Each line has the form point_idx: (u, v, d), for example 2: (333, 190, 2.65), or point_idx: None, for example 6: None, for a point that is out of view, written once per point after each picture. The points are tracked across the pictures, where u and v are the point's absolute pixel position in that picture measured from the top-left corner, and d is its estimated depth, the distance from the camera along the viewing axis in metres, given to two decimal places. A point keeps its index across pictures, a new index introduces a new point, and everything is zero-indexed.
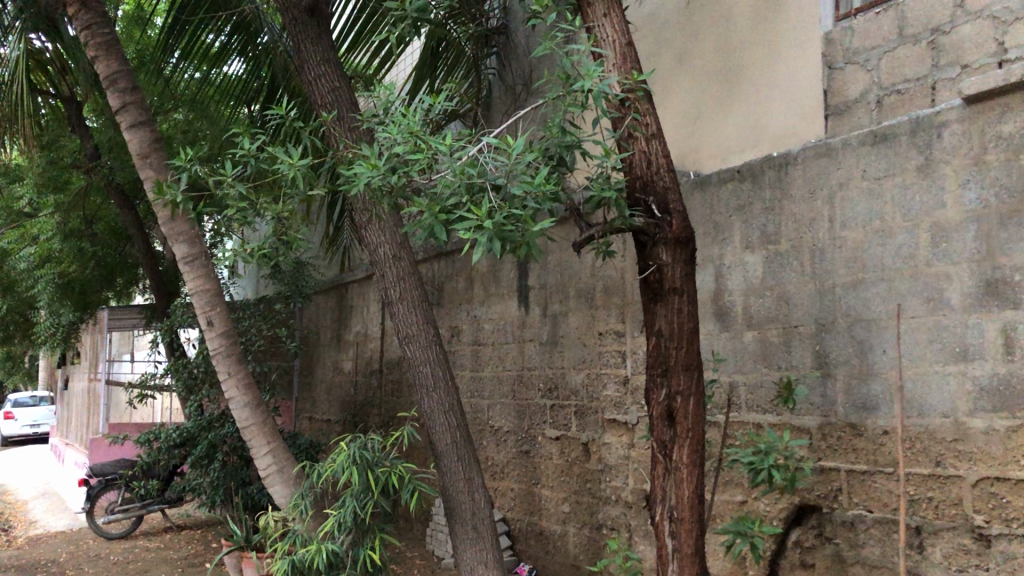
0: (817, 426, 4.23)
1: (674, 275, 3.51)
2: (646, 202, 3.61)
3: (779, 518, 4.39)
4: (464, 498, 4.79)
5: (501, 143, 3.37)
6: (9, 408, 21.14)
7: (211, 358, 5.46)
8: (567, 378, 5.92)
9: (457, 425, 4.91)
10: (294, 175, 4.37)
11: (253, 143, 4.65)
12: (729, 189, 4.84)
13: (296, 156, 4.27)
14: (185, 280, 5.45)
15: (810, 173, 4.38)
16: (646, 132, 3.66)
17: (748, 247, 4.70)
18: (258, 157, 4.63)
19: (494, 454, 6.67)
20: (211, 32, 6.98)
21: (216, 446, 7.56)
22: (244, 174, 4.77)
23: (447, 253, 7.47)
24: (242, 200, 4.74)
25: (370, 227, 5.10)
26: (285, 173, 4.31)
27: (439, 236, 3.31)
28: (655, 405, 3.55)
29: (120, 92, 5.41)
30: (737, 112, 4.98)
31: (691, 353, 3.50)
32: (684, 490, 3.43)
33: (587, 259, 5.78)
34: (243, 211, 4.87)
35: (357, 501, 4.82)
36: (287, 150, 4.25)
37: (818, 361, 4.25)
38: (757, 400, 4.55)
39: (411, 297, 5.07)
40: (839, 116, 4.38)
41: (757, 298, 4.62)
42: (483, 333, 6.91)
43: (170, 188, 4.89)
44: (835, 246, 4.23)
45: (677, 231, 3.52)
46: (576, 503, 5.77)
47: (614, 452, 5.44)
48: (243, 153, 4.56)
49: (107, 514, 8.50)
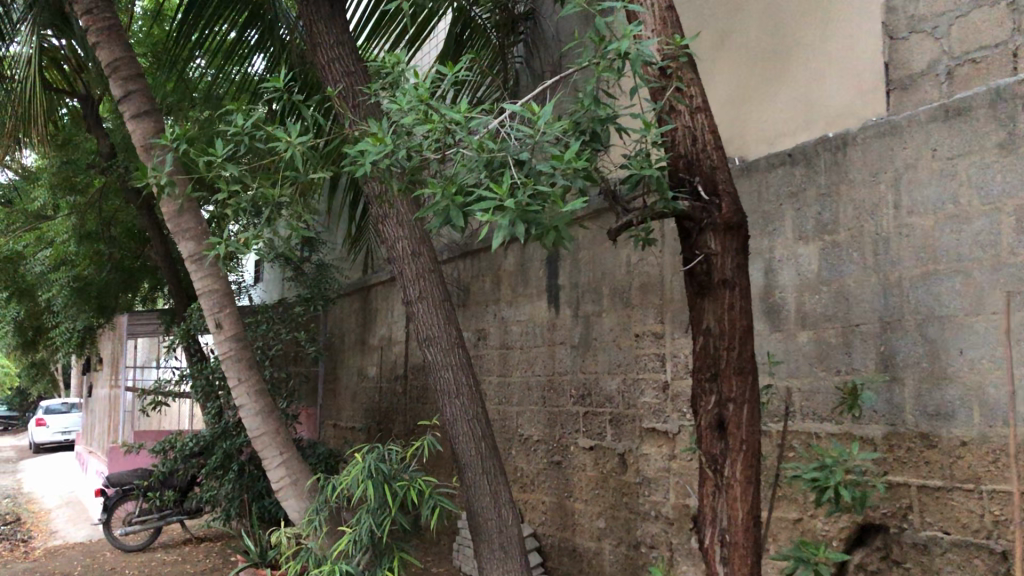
0: (882, 436, 3.77)
1: (724, 265, 3.09)
2: (692, 183, 3.19)
3: (840, 539, 3.94)
4: (490, 514, 4.38)
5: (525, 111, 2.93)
6: (42, 415, 21.08)
7: (221, 362, 5.09)
8: (600, 384, 5.51)
9: (481, 434, 4.50)
10: (293, 155, 3.96)
11: (248, 119, 4.25)
12: (780, 175, 4.40)
13: (296, 133, 3.87)
14: (193, 278, 5.11)
15: (874, 154, 3.93)
16: (690, 105, 3.25)
17: (801, 238, 4.26)
18: (252, 135, 4.26)
19: (523, 465, 6.26)
20: (222, 26, 6.54)
21: (232, 456, 7.25)
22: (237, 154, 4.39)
23: (473, 252, 7.08)
24: (236, 183, 4.33)
25: (387, 221, 4.72)
26: (284, 153, 3.90)
27: (457, 221, 2.91)
28: (703, 414, 3.13)
29: (123, 80, 5.10)
30: (787, 90, 4.52)
31: (744, 355, 3.06)
32: (738, 511, 3.00)
33: (623, 254, 5.36)
34: (236, 193, 4.48)
35: (374, 519, 4.43)
36: (285, 127, 3.86)
37: (882, 363, 3.81)
38: (814, 407, 4.09)
39: (431, 296, 4.67)
40: (901, 92, 3.92)
41: (812, 294, 4.18)
42: (511, 336, 6.51)
43: (157, 172, 4.58)
44: (901, 235, 3.79)
45: (726, 215, 3.11)
46: (612, 518, 5.34)
47: (653, 464, 5.03)
48: (235, 130, 4.19)
49: (125, 526, 8.14)
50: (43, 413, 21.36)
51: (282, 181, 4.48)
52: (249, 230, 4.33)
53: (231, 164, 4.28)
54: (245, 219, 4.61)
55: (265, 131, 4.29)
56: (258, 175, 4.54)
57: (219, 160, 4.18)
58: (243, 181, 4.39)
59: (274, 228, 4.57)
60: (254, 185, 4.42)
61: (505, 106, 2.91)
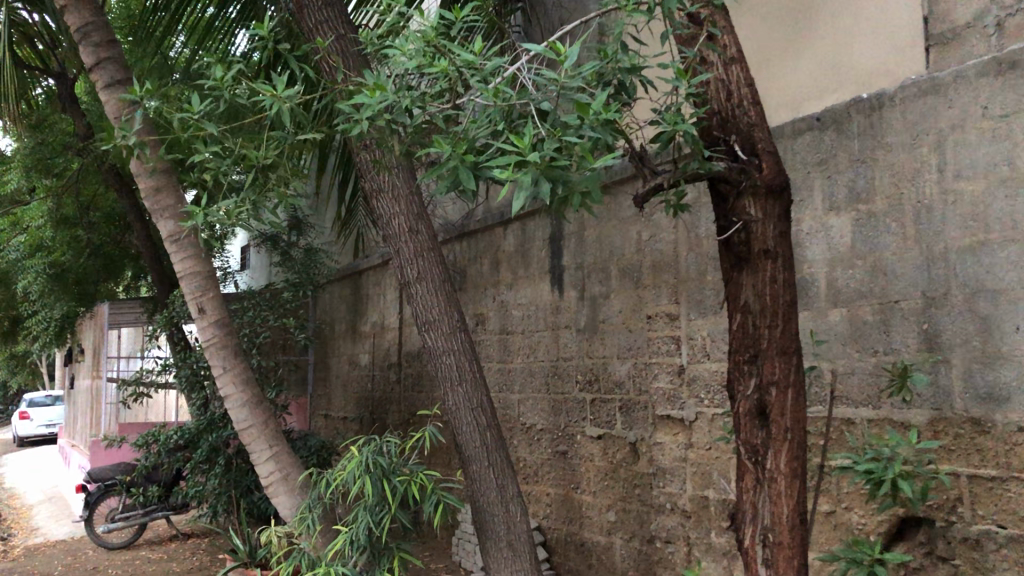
0: (927, 422, 3.44)
1: (765, 232, 2.75)
2: (727, 141, 2.88)
3: (877, 533, 3.63)
4: (496, 511, 4.05)
5: (549, 51, 2.60)
6: (26, 409, 20.65)
7: (205, 351, 4.73)
8: (609, 369, 5.19)
9: (486, 423, 4.17)
10: (279, 112, 3.57)
11: (227, 72, 3.85)
12: (807, 140, 4.07)
13: (282, 87, 3.49)
14: (172, 259, 4.75)
15: (915, 115, 3.60)
16: (724, 55, 2.94)
17: (832, 209, 3.94)
18: (232, 90, 3.87)
19: (526, 456, 5.94)
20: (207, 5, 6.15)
21: (218, 449, 6.89)
22: (216, 112, 4.04)
23: (470, 233, 6.74)
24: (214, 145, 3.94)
25: (382, 195, 4.37)
26: (269, 110, 3.52)
27: (468, 183, 2.60)
28: (741, 400, 2.80)
29: (94, 47, 4.72)
30: (816, 48, 4.17)
31: (788, 334, 2.73)
32: (782, 507, 2.68)
33: (632, 231, 5.04)
34: (215, 157, 4.15)
35: (371, 517, 4.08)
36: (270, 81, 3.48)
37: (925, 342, 3.49)
38: (849, 390, 3.77)
39: (431, 276, 4.31)
40: (943, 47, 3.56)
41: (845, 269, 3.86)
42: (512, 320, 6.18)
43: (124, 132, 4.27)
44: (946, 202, 3.47)
45: (768, 176, 2.77)
46: (623, 511, 5.03)
47: (668, 453, 4.71)
48: (213, 84, 3.82)
49: (108, 523, 7.79)
50: (27, 406, 20.91)
51: (267, 143, 4.15)
52: (232, 197, 4.00)
53: (209, 122, 3.94)
54: (226, 187, 4.28)
55: (247, 86, 3.95)
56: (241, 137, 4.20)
57: (195, 117, 3.84)
58: (224, 142, 4.06)
59: (260, 196, 4.19)
60: (236, 148, 4.09)
61: (525, 47, 2.57)
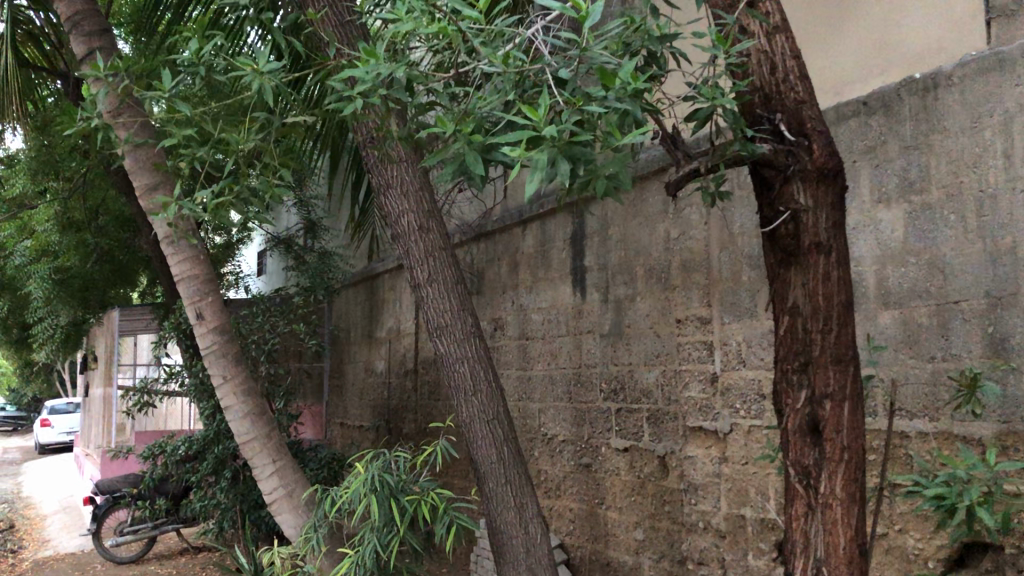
0: (993, 437, 3.08)
1: (816, 224, 2.41)
2: (772, 121, 2.55)
3: (936, 559, 3.26)
4: (513, 532, 3.71)
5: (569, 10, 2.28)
6: (48, 415, 20.57)
7: (204, 360, 4.44)
8: (636, 377, 4.84)
9: (503, 436, 3.83)
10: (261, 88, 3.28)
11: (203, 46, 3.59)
12: (852, 127, 3.71)
13: (265, 61, 3.19)
14: (170, 263, 4.47)
15: (976, 96, 3.24)
16: (768, 23, 2.62)
17: (882, 200, 3.58)
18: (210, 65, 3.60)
19: (547, 468, 5.61)
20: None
21: (225, 461, 6.62)
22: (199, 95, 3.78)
23: (487, 234, 6.42)
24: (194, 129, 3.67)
25: (391, 191, 4.05)
26: (250, 86, 3.23)
27: (477, 167, 2.30)
28: (791, 416, 2.45)
29: (85, 36, 4.44)
30: (863, 22, 3.81)
31: (844, 340, 2.38)
32: (838, 537, 2.32)
33: (660, 229, 4.70)
34: (191, 141, 3.85)
35: (379, 539, 3.75)
36: (250, 53, 3.20)
37: (990, 348, 3.13)
38: (905, 402, 3.40)
39: (443, 278, 3.98)
40: (1007, 19, 3.20)
41: (897, 267, 3.50)
42: (532, 325, 5.85)
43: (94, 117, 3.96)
44: (1015, 190, 3.10)
45: (819, 159, 2.43)
46: (652, 529, 4.68)
47: (701, 469, 4.35)
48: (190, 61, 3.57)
49: (116, 537, 7.53)
50: (49, 413, 20.83)
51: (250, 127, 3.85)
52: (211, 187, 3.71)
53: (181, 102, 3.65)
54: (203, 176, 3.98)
55: (225, 63, 3.65)
56: (221, 120, 3.90)
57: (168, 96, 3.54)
58: (201, 125, 3.76)
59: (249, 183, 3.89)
60: (214, 132, 3.79)
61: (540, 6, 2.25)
